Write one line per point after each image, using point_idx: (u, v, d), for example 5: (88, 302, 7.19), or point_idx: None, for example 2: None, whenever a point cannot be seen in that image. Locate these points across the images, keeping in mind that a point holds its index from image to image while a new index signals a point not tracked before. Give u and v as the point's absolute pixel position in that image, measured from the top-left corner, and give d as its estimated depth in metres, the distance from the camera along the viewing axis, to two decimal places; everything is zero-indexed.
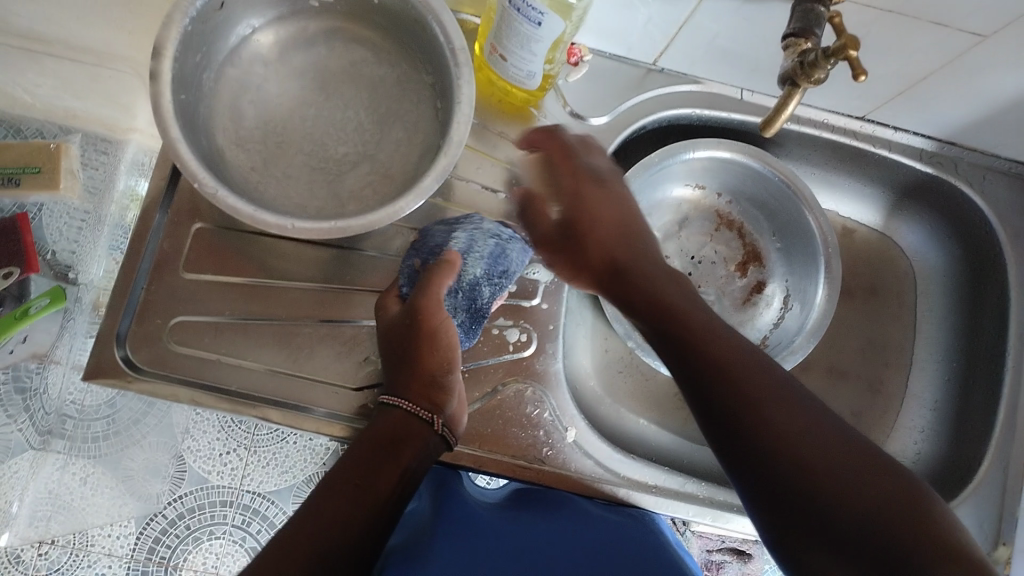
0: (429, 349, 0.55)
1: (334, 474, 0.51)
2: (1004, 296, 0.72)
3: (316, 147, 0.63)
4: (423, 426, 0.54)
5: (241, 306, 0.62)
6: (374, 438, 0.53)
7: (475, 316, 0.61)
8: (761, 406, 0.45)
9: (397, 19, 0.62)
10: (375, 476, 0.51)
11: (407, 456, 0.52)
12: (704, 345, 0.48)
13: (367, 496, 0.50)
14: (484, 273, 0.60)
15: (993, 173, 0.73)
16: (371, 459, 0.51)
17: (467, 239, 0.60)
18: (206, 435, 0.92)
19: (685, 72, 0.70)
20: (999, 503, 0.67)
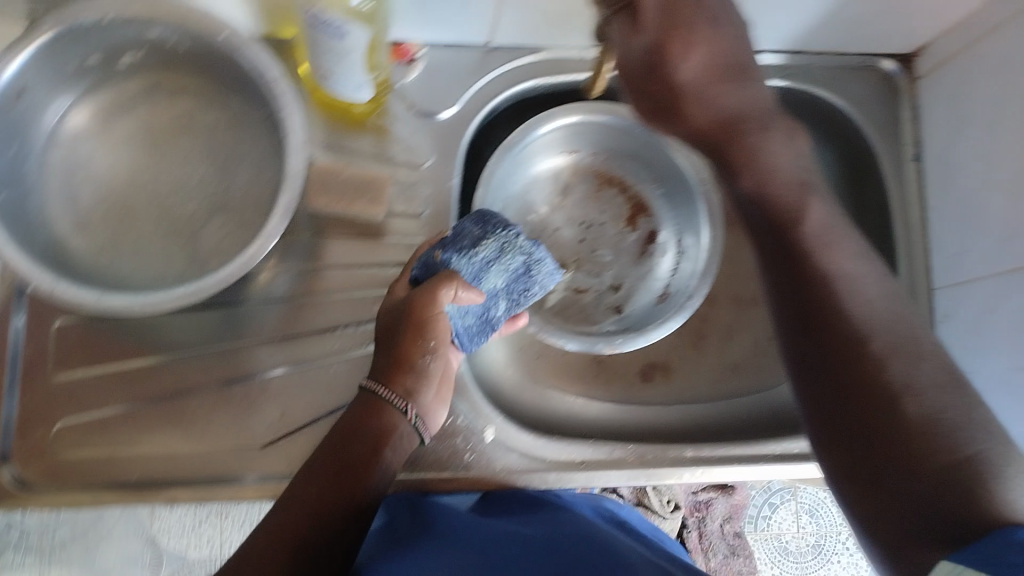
0: (423, 339, 0.54)
1: (301, 479, 0.51)
2: (883, 189, 0.73)
3: (162, 212, 0.60)
4: (397, 416, 0.53)
5: (125, 394, 0.60)
6: (340, 438, 0.52)
7: (483, 324, 0.59)
8: (843, 332, 0.48)
9: (209, 60, 0.58)
10: (342, 484, 0.50)
11: (383, 463, 0.52)
12: (858, 383, 0.46)
13: (335, 506, 0.50)
14: (503, 286, 0.59)
15: (846, 71, 0.73)
16: (338, 462, 0.51)
17: (497, 249, 0.58)
18: (172, 514, 0.87)
19: (522, 44, 0.68)
20: None
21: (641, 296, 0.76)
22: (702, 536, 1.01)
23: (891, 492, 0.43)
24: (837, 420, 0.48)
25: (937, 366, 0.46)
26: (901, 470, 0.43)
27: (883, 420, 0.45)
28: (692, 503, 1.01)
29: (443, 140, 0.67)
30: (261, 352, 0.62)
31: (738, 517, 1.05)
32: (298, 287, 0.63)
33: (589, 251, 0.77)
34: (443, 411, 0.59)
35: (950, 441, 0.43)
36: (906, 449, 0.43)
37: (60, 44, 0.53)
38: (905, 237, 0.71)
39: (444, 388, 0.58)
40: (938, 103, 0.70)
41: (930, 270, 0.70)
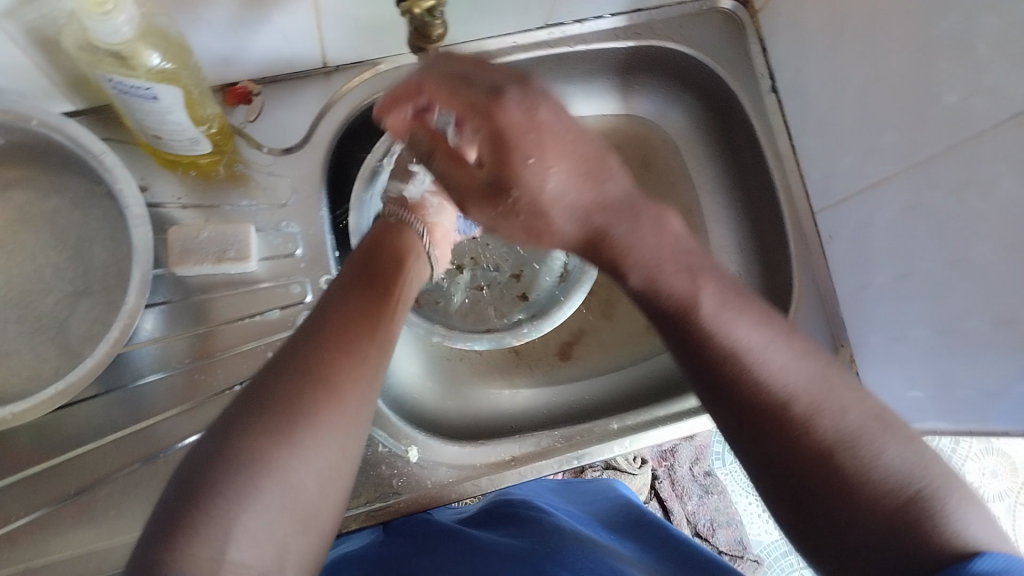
0: (437, 184, 0.65)
1: (315, 326, 0.46)
2: (749, 126, 0.73)
3: (20, 311, 0.57)
4: (414, 238, 0.61)
5: (25, 503, 0.57)
6: (326, 322, 0.46)
7: (464, 219, 0.72)
8: (722, 343, 0.43)
9: (33, 147, 0.57)
10: (354, 344, 0.46)
11: (385, 345, 0.48)
12: (764, 392, 0.41)
13: (358, 363, 0.45)
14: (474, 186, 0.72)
15: (689, 17, 0.73)
16: (343, 320, 0.47)
17: None
18: None
19: (360, 59, 0.67)
20: (824, 314, 0.70)
21: (545, 275, 0.76)
22: (674, 482, 1.02)
23: (846, 547, 0.37)
24: (785, 485, 0.39)
25: (866, 411, 0.40)
26: (839, 506, 0.37)
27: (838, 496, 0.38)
28: (657, 453, 1.03)
29: (303, 171, 0.65)
30: (164, 426, 0.60)
31: (706, 457, 1.04)
32: (188, 352, 0.61)
33: (483, 246, 0.76)
34: (444, 259, 0.68)
35: (894, 479, 0.37)
36: (857, 512, 0.37)
37: None
38: (778, 167, 0.72)
39: (446, 240, 0.67)
40: (780, 33, 0.70)
41: (809, 195, 0.71)
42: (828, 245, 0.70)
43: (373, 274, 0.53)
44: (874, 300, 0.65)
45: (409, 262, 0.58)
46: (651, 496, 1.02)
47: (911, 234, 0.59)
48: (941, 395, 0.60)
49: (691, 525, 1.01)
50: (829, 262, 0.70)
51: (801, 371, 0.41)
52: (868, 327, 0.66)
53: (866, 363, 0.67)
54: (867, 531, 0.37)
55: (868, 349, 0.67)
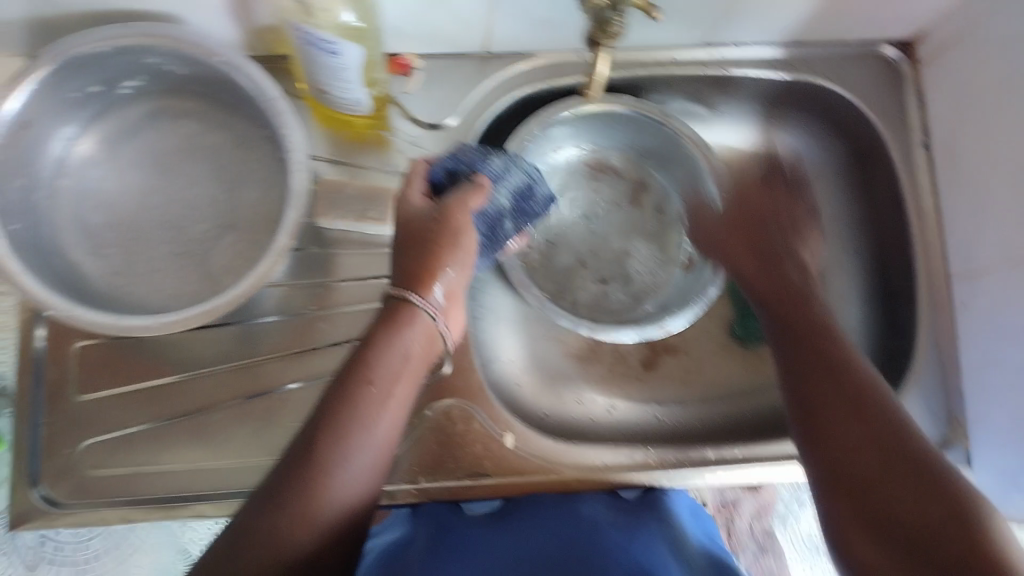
0: (445, 249, 0.54)
1: (303, 445, 0.46)
2: (893, 177, 0.71)
3: (173, 233, 0.61)
4: (423, 322, 0.52)
5: (146, 411, 0.61)
6: (324, 428, 0.46)
7: (491, 241, 0.62)
8: (831, 362, 0.53)
9: (212, 83, 0.60)
10: (349, 451, 0.46)
11: (369, 457, 0.47)
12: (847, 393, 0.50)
13: (349, 481, 0.46)
14: (508, 208, 0.61)
15: (848, 60, 0.72)
16: (332, 431, 0.46)
17: (505, 165, 0.61)
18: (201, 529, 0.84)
19: (518, 50, 0.69)
20: (944, 383, 0.67)
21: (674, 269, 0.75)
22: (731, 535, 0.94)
23: (929, 561, 0.41)
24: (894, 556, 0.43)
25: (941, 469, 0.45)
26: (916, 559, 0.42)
27: (913, 541, 0.42)
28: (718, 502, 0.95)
29: (448, 147, 0.67)
30: (277, 366, 0.62)
31: (769, 514, 0.96)
32: (308, 301, 0.64)
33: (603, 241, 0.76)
34: (455, 322, 0.58)
35: (966, 536, 0.41)
36: (926, 534, 0.42)
37: (65, 75, 0.56)
38: (918, 223, 0.70)
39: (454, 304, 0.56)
40: (945, 89, 0.69)
41: (946, 257, 0.69)
42: (959, 310, 0.67)
43: (368, 377, 0.48)
44: (998, 377, 0.62)
45: (416, 352, 0.51)
46: None
47: None
48: None
49: None
50: (957, 329, 0.67)
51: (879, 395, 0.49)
52: (988, 403, 0.63)
53: (982, 439, 0.64)
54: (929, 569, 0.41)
55: (986, 426, 0.64)
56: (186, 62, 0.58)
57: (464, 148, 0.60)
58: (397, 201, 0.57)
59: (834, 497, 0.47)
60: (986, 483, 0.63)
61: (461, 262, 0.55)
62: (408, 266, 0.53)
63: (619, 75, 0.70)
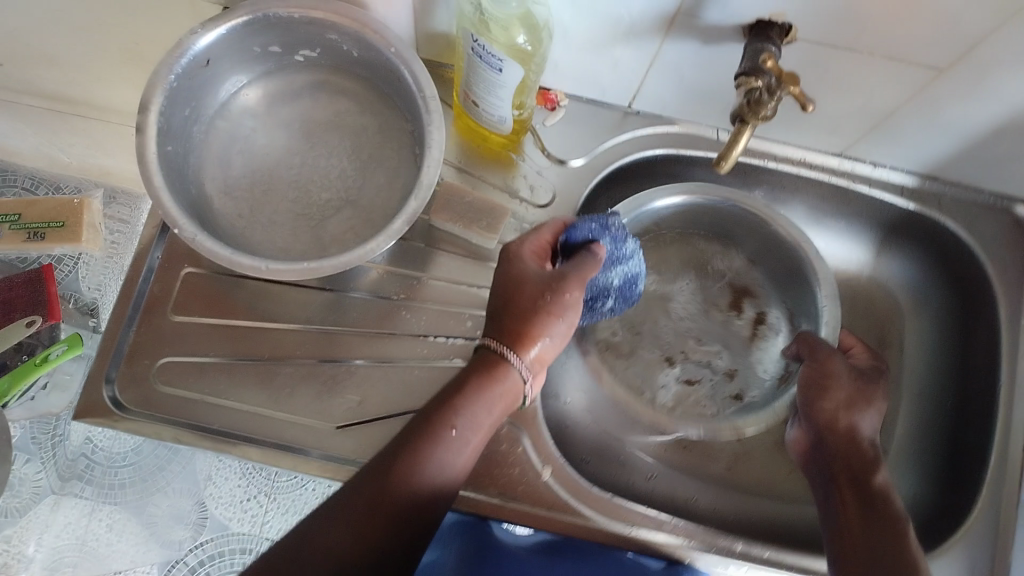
0: (543, 316, 0.53)
1: (379, 468, 0.48)
2: (995, 331, 0.70)
3: (300, 195, 0.65)
4: (513, 378, 0.53)
5: (226, 346, 0.64)
6: (400, 457, 0.48)
7: (586, 308, 0.64)
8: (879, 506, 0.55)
9: (376, 70, 0.65)
10: (419, 482, 0.48)
11: (435, 494, 0.49)
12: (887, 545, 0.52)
13: (416, 514, 0.48)
14: (616, 287, 0.63)
15: (979, 207, 0.72)
16: (409, 467, 0.48)
17: (630, 253, 0.62)
18: (229, 481, 0.82)
19: (660, 114, 0.71)
20: (992, 550, 0.63)
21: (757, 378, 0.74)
22: None
23: None
24: None
25: None
26: None
27: None
28: None
29: (568, 185, 0.70)
30: (354, 340, 0.65)
31: None
32: (397, 288, 0.67)
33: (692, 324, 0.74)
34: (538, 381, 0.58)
35: None
36: None
37: (254, 28, 0.61)
38: (1008, 384, 0.68)
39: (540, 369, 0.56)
40: None
41: None
42: None
43: (452, 419, 0.51)
44: None
45: (502, 405, 0.53)
46: None
47: None
48: None
49: None
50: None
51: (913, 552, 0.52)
52: None
53: None
54: None
55: None
56: (360, 46, 0.62)
57: (605, 219, 0.61)
58: (513, 249, 0.56)
59: None
60: None
61: (560, 332, 0.54)
62: (507, 323, 0.53)
63: (747, 162, 0.72)
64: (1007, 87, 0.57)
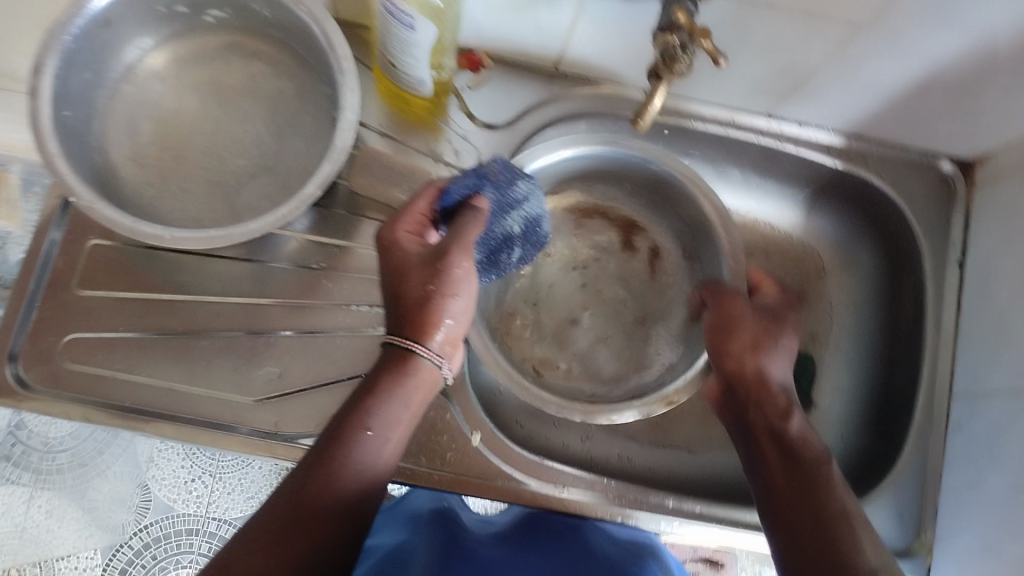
0: (433, 297, 0.51)
1: (297, 481, 0.45)
2: (921, 287, 0.71)
3: (212, 161, 0.63)
4: (430, 366, 0.51)
5: (137, 321, 0.62)
6: (317, 465, 0.46)
7: (492, 263, 0.62)
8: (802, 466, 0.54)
9: (289, 30, 0.62)
10: (340, 490, 0.45)
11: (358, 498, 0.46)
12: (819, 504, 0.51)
13: (342, 523, 0.45)
14: (518, 236, 0.61)
15: (904, 165, 0.72)
16: (325, 476, 0.45)
17: (528, 192, 0.59)
18: (170, 463, 0.93)
19: (587, 75, 0.70)
20: (921, 498, 0.66)
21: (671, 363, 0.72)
22: None
23: None
24: None
25: None
26: None
27: None
28: None
29: (493, 148, 0.68)
30: (274, 311, 0.63)
31: None
32: (319, 258, 0.65)
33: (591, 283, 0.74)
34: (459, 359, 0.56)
35: None
36: None
37: None
38: (934, 338, 0.69)
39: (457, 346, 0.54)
40: (992, 214, 0.68)
41: (953, 376, 0.68)
42: (953, 430, 0.67)
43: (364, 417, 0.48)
44: (978, 503, 0.62)
45: (418, 392, 0.51)
46: None
47: None
48: None
49: None
50: (948, 449, 0.67)
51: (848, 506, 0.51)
52: (960, 526, 0.63)
53: (946, 559, 0.64)
54: None
55: (952, 549, 0.63)
56: (270, 4, 0.60)
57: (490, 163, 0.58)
58: (393, 243, 0.53)
59: None
60: None
61: (460, 302, 0.52)
62: (399, 316, 0.51)
63: (675, 124, 0.71)
64: (925, 43, 0.57)
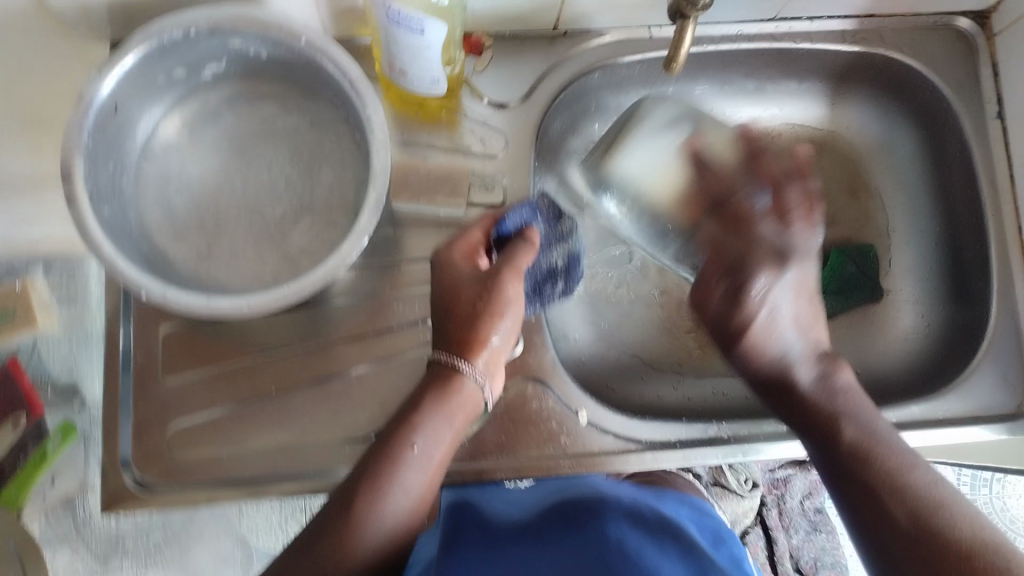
0: (485, 313, 0.53)
1: (341, 505, 0.50)
2: (967, 149, 0.70)
3: (252, 216, 0.62)
4: (472, 386, 0.54)
5: (230, 395, 0.62)
6: (364, 485, 0.50)
7: (537, 294, 0.62)
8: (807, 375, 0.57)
9: (292, 66, 0.61)
10: (384, 504, 0.50)
11: (401, 507, 0.51)
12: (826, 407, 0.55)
13: (382, 532, 0.50)
14: (562, 269, 0.62)
15: (921, 31, 0.71)
16: (373, 495, 0.50)
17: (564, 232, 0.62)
18: (260, 512, 0.89)
19: (589, 27, 0.69)
20: (1019, 353, 0.66)
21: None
22: (782, 513, 0.98)
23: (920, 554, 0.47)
24: (898, 551, 0.48)
25: (925, 473, 0.51)
26: (914, 556, 0.48)
27: (906, 540, 0.48)
28: (769, 481, 0.99)
29: (517, 128, 0.68)
30: (354, 346, 0.63)
31: (818, 493, 1.00)
32: (381, 283, 0.65)
33: None
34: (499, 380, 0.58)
35: (951, 521, 0.48)
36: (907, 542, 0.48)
37: (154, 56, 0.57)
38: (992, 194, 0.69)
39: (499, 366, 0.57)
40: (1021, 58, 0.67)
41: (1022, 228, 0.68)
42: None
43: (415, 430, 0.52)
44: None
45: (462, 412, 0.54)
46: (756, 521, 0.99)
47: None
48: None
49: (794, 560, 0.99)
50: None
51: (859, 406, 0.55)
52: None
53: None
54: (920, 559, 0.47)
55: None
56: (269, 45, 0.58)
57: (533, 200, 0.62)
58: (444, 258, 0.55)
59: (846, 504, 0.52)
60: None
61: (506, 322, 0.54)
62: (450, 329, 0.54)
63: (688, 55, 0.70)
64: None
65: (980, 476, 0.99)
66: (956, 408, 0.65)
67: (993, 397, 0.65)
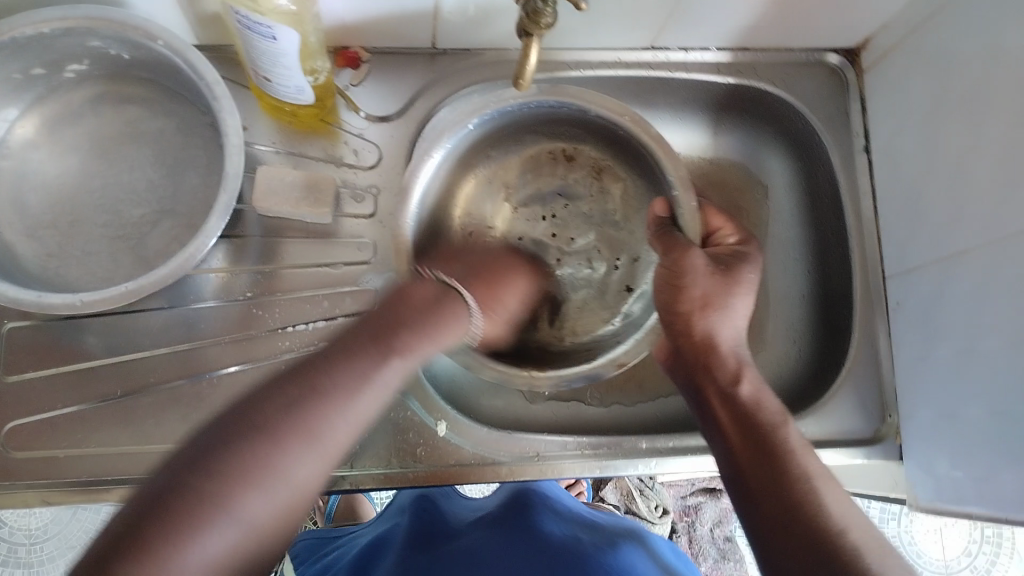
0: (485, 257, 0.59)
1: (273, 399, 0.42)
2: (834, 181, 0.72)
3: (110, 217, 0.61)
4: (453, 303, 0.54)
5: (74, 394, 0.61)
6: (316, 371, 0.44)
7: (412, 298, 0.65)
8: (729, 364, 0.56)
9: (155, 68, 0.60)
10: (322, 407, 0.42)
11: (345, 420, 0.43)
12: (741, 400, 0.54)
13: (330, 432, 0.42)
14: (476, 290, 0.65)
15: (793, 66, 0.73)
16: (307, 388, 0.43)
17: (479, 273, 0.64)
18: None
19: (469, 46, 0.69)
20: (876, 380, 0.68)
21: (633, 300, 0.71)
22: (691, 540, 0.99)
23: (800, 535, 0.48)
24: (778, 533, 0.49)
25: (810, 458, 0.52)
26: (789, 541, 0.48)
27: (792, 526, 0.48)
28: (679, 507, 1.00)
29: (393, 141, 0.68)
30: (214, 351, 0.62)
31: (728, 521, 1.01)
32: (245, 289, 0.64)
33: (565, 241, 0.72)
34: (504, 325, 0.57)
35: (835, 524, 0.48)
36: (802, 529, 0.48)
37: (3, 54, 0.55)
38: (856, 224, 0.71)
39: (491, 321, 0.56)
40: (883, 96, 0.69)
41: (882, 258, 0.70)
42: (893, 311, 0.68)
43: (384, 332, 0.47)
44: (930, 375, 0.64)
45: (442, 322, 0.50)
46: None
47: (981, 313, 0.58)
48: (985, 478, 0.58)
49: None
50: (892, 331, 0.68)
51: (772, 403, 0.55)
52: (919, 399, 0.65)
53: (911, 436, 0.66)
54: (804, 540, 0.47)
55: (915, 423, 0.65)
56: (128, 46, 0.58)
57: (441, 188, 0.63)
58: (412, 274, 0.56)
59: (738, 489, 0.52)
60: (913, 475, 0.66)
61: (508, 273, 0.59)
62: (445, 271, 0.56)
63: (565, 77, 0.71)
64: None
65: (890, 508, 1.00)
66: (814, 432, 0.67)
67: (851, 422, 0.68)
